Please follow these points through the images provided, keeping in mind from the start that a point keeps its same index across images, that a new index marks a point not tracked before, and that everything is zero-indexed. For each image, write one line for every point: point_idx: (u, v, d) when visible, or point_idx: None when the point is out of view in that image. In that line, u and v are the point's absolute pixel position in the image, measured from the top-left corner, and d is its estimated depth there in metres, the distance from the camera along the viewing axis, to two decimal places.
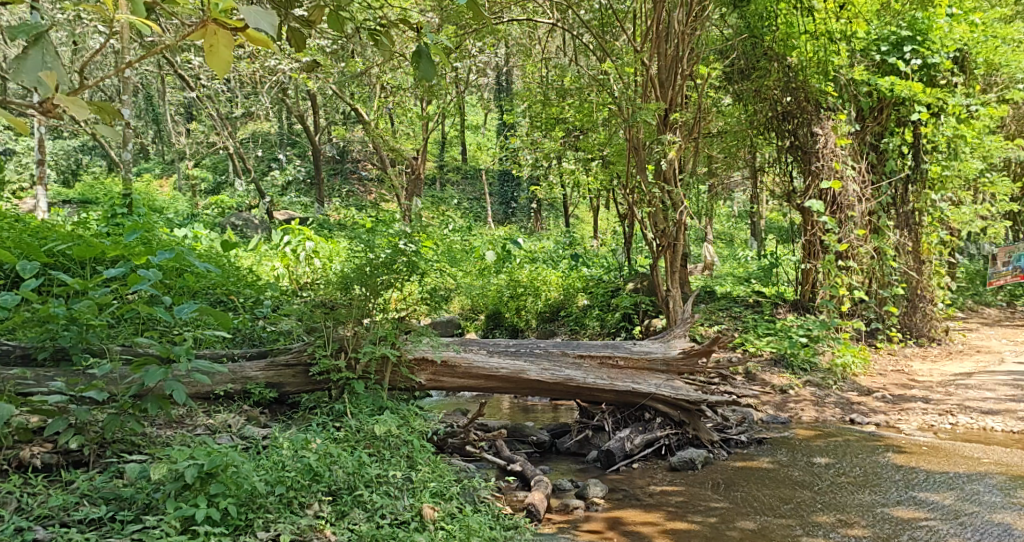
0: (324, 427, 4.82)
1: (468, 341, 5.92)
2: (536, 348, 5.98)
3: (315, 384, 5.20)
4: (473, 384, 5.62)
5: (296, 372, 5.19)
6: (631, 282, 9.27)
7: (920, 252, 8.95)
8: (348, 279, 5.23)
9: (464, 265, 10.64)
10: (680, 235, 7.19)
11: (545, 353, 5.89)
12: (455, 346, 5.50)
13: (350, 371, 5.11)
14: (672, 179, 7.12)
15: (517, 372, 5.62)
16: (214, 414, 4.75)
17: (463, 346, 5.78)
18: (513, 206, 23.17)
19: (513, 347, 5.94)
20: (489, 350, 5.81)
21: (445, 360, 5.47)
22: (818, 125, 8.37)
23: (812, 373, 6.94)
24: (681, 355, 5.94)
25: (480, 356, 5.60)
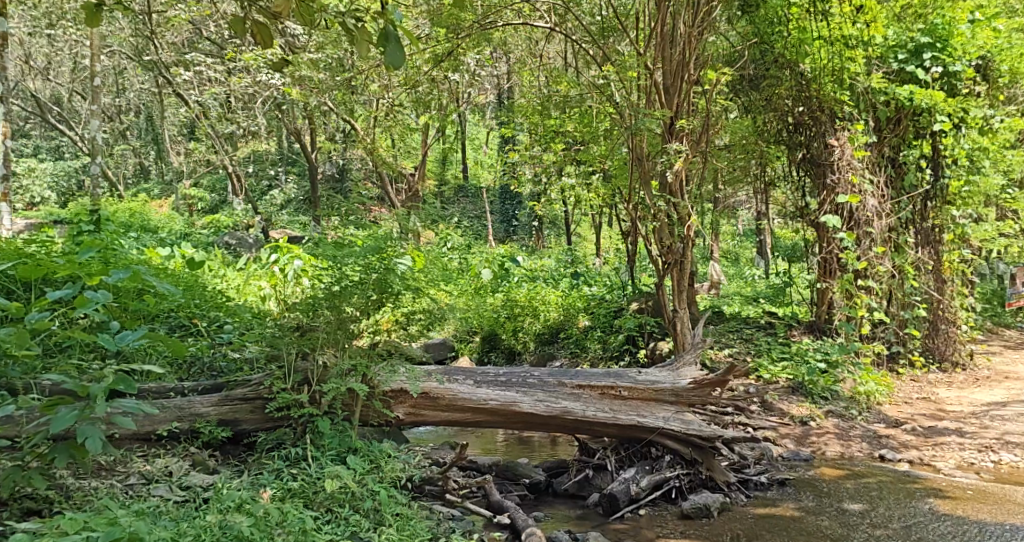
0: (276, 476, 4.41)
1: (455, 371, 5.50)
2: (529, 377, 5.55)
3: (272, 422, 4.84)
4: (460, 418, 5.20)
5: (253, 407, 4.83)
6: (635, 302, 8.77)
7: (943, 271, 8.47)
8: (316, 302, 4.88)
9: (460, 285, 10.18)
10: (687, 251, 6.69)
11: (540, 383, 5.45)
12: (438, 377, 5.10)
13: (314, 407, 4.73)
14: (678, 191, 6.59)
15: (507, 404, 5.20)
16: (154, 459, 4.45)
17: (449, 377, 5.36)
18: (515, 224, 22.72)
19: (502, 377, 5.52)
20: (478, 381, 5.38)
21: (426, 392, 5.07)
22: (833, 135, 7.96)
23: (834, 403, 6.44)
24: (692, 385, 5.48)
25: (465, 388, 5.19)
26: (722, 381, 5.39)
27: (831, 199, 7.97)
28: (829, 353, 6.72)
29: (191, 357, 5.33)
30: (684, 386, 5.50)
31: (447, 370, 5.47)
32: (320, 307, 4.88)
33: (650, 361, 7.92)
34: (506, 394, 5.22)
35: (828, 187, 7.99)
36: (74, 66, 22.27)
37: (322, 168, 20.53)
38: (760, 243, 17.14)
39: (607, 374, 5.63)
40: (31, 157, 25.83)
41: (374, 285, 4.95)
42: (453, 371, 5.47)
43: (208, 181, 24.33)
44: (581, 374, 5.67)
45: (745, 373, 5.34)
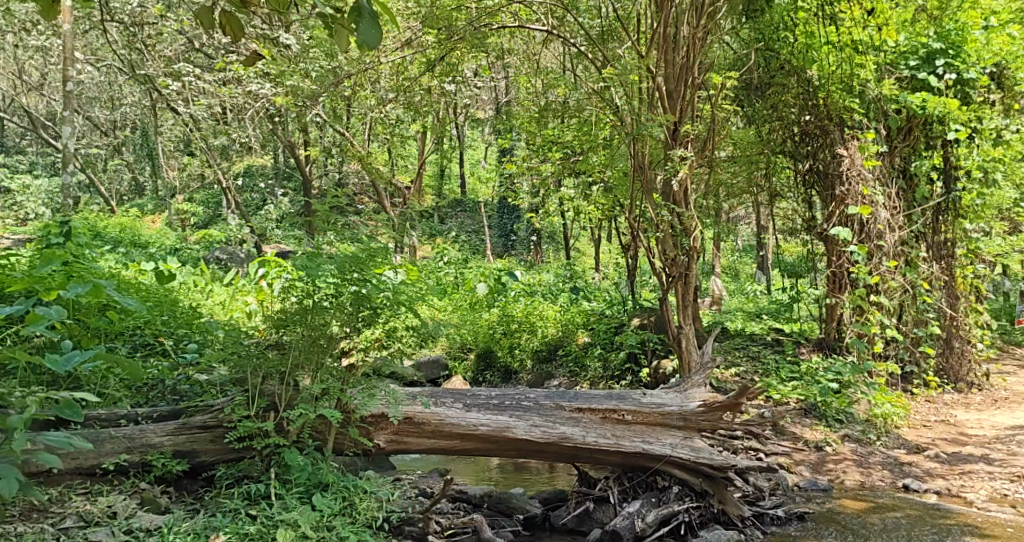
0: (237, 518, 4.30)
1: (442, 392, 5.29)
2: (524, 400, 5.34)
3: (231, 452, 4.75)
4: (448, 445, 5.01)
5: (212, 436, 4.73)
6: (637, 318, 8.42)
7: (957, 287, 8.13)
8: (288, 318, 4.84)
9: (454, 301, 9.83)
10: (693, 263, 6.29)
11: (535, 406, 5.24)
12: (423, 402, 4.92)
13: (282, 437, 4.65)
14: (683, 200, 6.26)
15: (500, 429, 4.98)
16: (95, 498, 4.30)
17: (433, 400, 5.16)
18: (513, 239, 22.33)
19: (493, 398, 5.31)
20: (468, 404, 5.18)
21: (409, 417, 4.92)
22: (842, 145, 7.54)
23: (850, 427, 6.10)
24: (701, 409, 5.23)
25: (453, 413, 4.99)
26: (735, 404, 5.14)
27: (842, 210, 7.56)
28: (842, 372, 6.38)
29: (152, 380, 5.30)
30: (694, 410, 5.25)
31: (432, 391, 5.28)
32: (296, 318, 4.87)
33: (653, 380, 7.57)
34: (499, 418, 5.02)
35: (836, 199, 7.62)
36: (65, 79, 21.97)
37: (317, 181, 20.21)
38: (761, 257, 16.75)
39: (608, 396, 5.41)
40: (22, 172, 25.48)
41: (350, 296, 4.89)
42: (438, 393, 5.28)
43: (201, 195, 23.95)
44: (579, 394, 5.47)
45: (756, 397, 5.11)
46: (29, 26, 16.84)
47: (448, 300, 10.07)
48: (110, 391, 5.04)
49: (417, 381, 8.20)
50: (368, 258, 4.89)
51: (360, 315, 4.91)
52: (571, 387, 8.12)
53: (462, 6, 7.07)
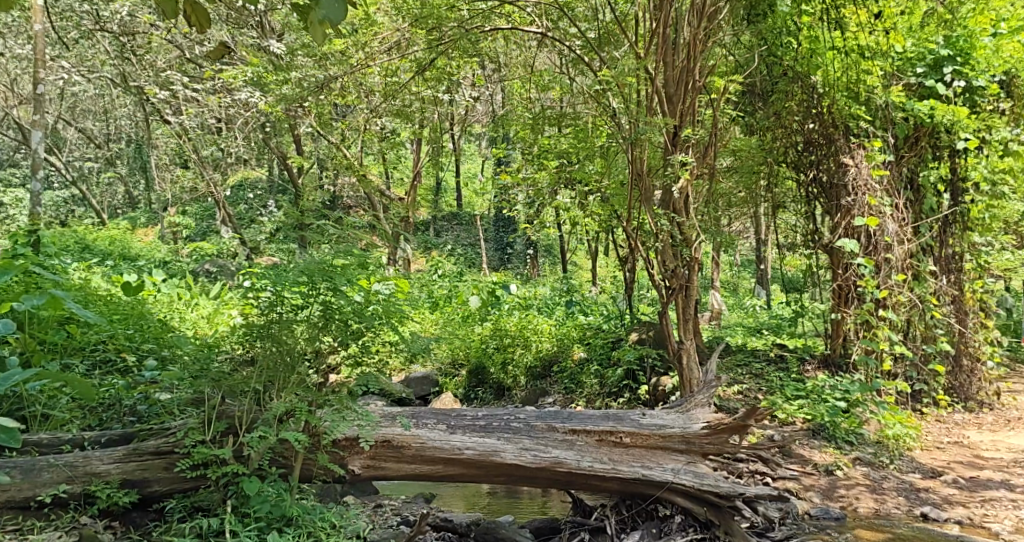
0: None
1: (425, 413, 5.17)
2: (512, 421, 5.18)
3: (179, 482, 4.62)
4: (429, 469, 4.87)
5: (162, 465, 4.62)
6: (635, 332, 8.14)
7: (967, 302, 7.84)
8: (252, 334, 4.80)
9: (445, 315, 9.55)
10: (693, 274, 5.98)
11: (525, 427, 5.10)
12: (402, 423, 4.83)
13: (242, 466, 4.49)
14: (684, 209, 5.96)
15: (486, 454, 4.84)
16: (27, 536, 4.22)
17: (414, 421, 5.04)
18: (509, 252, 21.99)
19: (478, 419, 5.17)
20: (453, 427, 5.03)
21: (384, 441, 4.79)
22: (848, 154, 7.23)
23: (861, 449, 5.81)
24: (706, 430, 5.05)
25: (435, 435, 4.86)
26: (742, 427, 4.95)
27: (848, 221, 7.23)
28: (848, 390, 6.11)
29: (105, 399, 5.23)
30: (697, 433, 5.06)
31: (413, 412, 5.17)
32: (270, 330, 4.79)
33: (651, 398, 7.28)
34: (487, 442, 4.89)
35: (841, 209, 7.31)
36: (55, 91, 21.72)
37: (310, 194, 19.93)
38: (761, 271, 16.41)
39: (604, 415, 5.26)
40: (14, 186, 25.18)
41: (330, 308, 4.84)
42: (419, 413, 5.17)
43: (195, 208, 23.66)
44: (573, 413, 5.31)
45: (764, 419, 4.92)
46: (18, 36, 16.56)
47: (441, 314, 9.79)
48: (58, 413, 4.94)
49: (406, 398, 7.91)
50: (343, 270, 4.84)
51: (342, 327, 4.85)
52: (567, 405, 7.82)
53: (454, 6, 6.75)
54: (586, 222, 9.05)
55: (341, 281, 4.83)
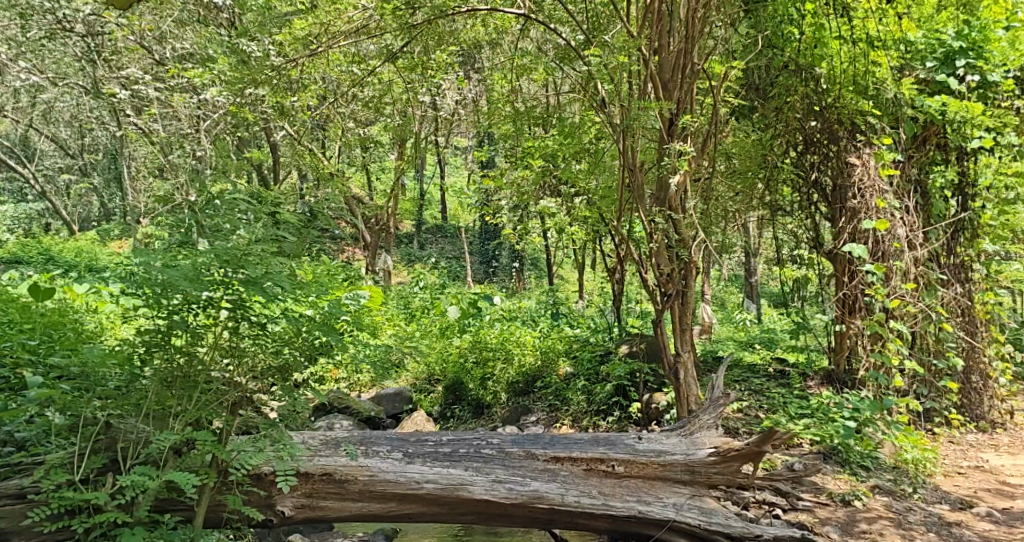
0: None
1: (383, 438, 5.13)
2: (484, 447, 5.11)
3: (43, 533, 4.42)
4: (381, 507, 4.78)
5: (21, 513, 4.43)
6: (626, 344, 7.57)
7: (977, 315, 7.22)
8: (150, 342, 4.76)
9: (422, 328, 8.92)
10: (690, 279, 5.40)
11: (499, 453, 5.06)
12: (348, 453, 4.77)
13: (123, 513, 4.20)
14: (681, 206, 5.34)
15: (451, 488, 4.77)
16: None
17: (365, 448, 4.96)
18: (495, 264, 21.26)
19: (441, 444, 5.09)
20: (416, 455, 4.96)
21: (325, 472, 4.72)
22: (854, 153, 6.57)
23: (879, 476, 5.31)
24: (716, 457, 4.96)
25: (386, 468, 4.78)
26: (758, 453, 4.85)
27: (852, 224, 6.59)
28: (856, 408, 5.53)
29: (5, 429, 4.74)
30: (709, 459, 4.97)
31: (375, 435, 5.14)
32: (191, 346, 4.84)
33: (644, 416, 6.72)
34: (458, 473, 4.83)
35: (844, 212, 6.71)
36: (22, 95, 20.83)
37: None
38: (753, 284, 15.85)
39: (589, 439, 5.20)
40: None
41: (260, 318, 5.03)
42: (375, 434, 5.16)
43: None
44: (559, 437, 5.25)
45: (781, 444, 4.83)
46: None
47: (417, 326, 9.15)
48: None
49: (375, 417, 7.31)
50: (246, 269, 4.81)
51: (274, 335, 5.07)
52: (552, 424, 7.21)
53: None
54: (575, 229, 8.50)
55: (242, 284, 4.82)
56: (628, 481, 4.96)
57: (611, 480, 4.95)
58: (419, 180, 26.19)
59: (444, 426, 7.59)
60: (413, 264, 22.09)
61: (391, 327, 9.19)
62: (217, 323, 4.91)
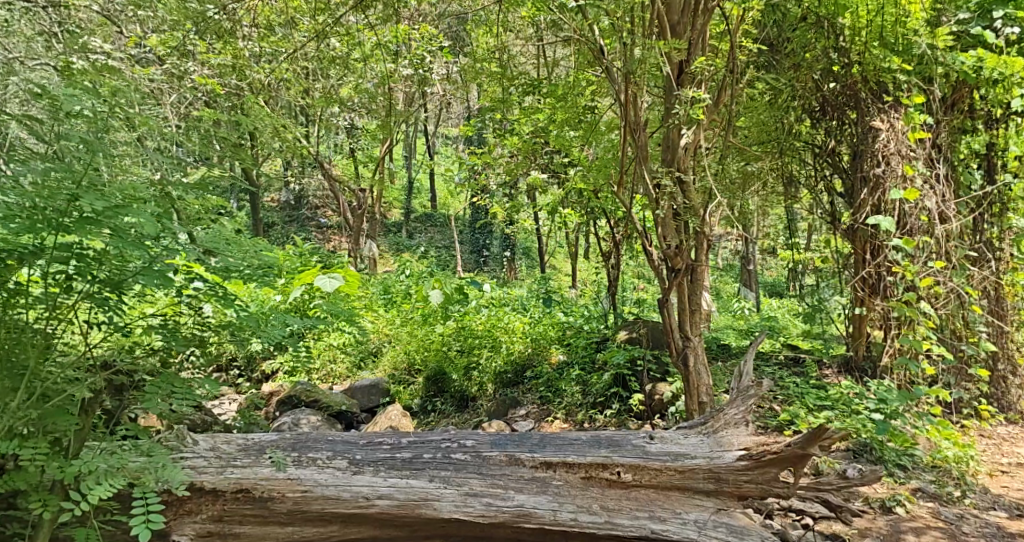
0: None
1: (337, 440, 4.58)
2: (455, 451, 4.52)
3: None
4: (317, 530, 4.32)
5: None
6: (624, 331, 6.94)
7: (1009, 296, 6.54)
8: None
9: (402, 315, 8.23)
10: (701, 254, 4.73)
11: (476, 459, 4.47)
12: (275, 464, 4.32)
13: None
14: (688, 165, 4.69)
15: (412, 505, 4.28)
16: None
17: (299, 456, 4.44)
18: (485, 253, 20.45)
19: (397, 449, 4.52)
20: (376, 464, 4.43)
21: (237, 490, 4.24)
22: (878, 116, 5.89)
23: (921, 477, 4.78)
24: (746, 464, 4.32)
25: (327, 482, 4.29)
26: (803, 457, 4.15)
27: (876, 196, 5.88)
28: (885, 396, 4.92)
29: None
30: (740, 465, 4.34)
31: (330, 437, 4.62)
32: (22, 305, 4.39)
33: (646, 409, 6.06)
34: (422, 488, 4.32)
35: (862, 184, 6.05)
36: None
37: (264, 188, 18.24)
38: (751, 271, 15.20)
39: (588, 437, 4.61)
40: None
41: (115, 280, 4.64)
42: (329, 435, 4.63)
43: None
44: (553, 435, 4.65)
45: (827, 448, 4.14)
46: None
47: (397, 312, 8.46)
48: None
49: (347, 412, 6.66)
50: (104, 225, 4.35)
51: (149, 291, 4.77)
52: (543, 418, 6.52)
53: None
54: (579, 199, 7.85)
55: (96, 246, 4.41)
56: (638, 492, 4.36)
57: (618, 491, 4.35)
58: (405, 166, 25.33)
59: (424, 420, 6.86)
60: (400, 253, 21.26)
61: (369, 313, 8.50)
62: (61, 286, 4.47)
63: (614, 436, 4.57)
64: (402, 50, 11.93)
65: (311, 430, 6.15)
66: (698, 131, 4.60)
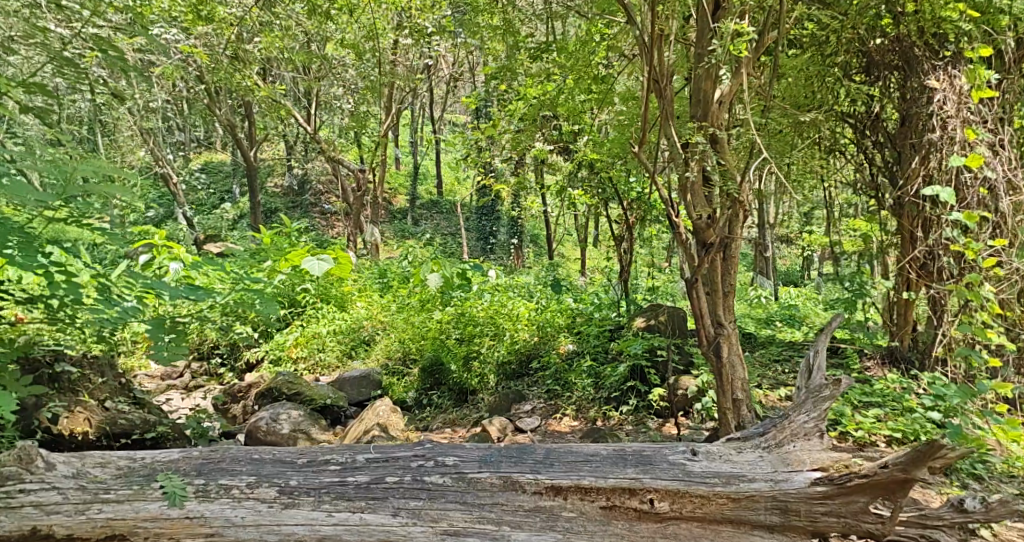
0: None
1: (269, 461, 3.95)
2: (428, 472, 3.89)
3: None
4: None
5: None
6: (640, 318, 6.28)
7: None
8: None
9: (399, 300, 7.61)
10: (736, 228, 4.03)
11: (458, 482, 3.85)
12: (169, 500, 3.68)
13: None
14: (719, 119, 4.01)
15: None
16: None
17: (207, 483, 3.80)
18: (492, 241, 19.61)
19: (346, 471, 3.89)
20: (322, 492, 3.80)
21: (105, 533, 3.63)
22: (933, 76, 5.16)
23: (1004, 487, 4.18)
24: (824, 490, 3.73)
25: (248, 522, 3.67)
26: (905, 482, 3.59)
27: (928, 167, 5.26)
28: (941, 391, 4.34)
29: None
30: (818, 491, 3.73)
31: (261, 456, 3.97)
32: None
33: (668, 407, 5.40)
34: (381, 522, 3.72)
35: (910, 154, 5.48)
36: None
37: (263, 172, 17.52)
38: (768, 257, 14.54)
39: (608, 455, 3.98)
40: None
41: None
42: (267, 451, 4.01)
43: None
44: (561, 449, 4.01)
45: (935, 473, 3.57)
46: None
47: (394, 296, 7.83)
48: None
49: (337, 407, 6.07)
50: None
51: None
52: (551, 414, 5.86)
53: None
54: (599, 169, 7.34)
55: None
56: (677, 527, 3.76)
57: (650, 526, 3.76)
58: (410, 150, 24.63)
59: (418, 416, 6.20)
60: (404, 239, 20.54)
61: (362, 299, 7.89)
62: None
63: (636, 455, 3.95)
64: (401, 19, 11.23)
65: (291, 427, 5.50)
66: (738, 74, 3.91)
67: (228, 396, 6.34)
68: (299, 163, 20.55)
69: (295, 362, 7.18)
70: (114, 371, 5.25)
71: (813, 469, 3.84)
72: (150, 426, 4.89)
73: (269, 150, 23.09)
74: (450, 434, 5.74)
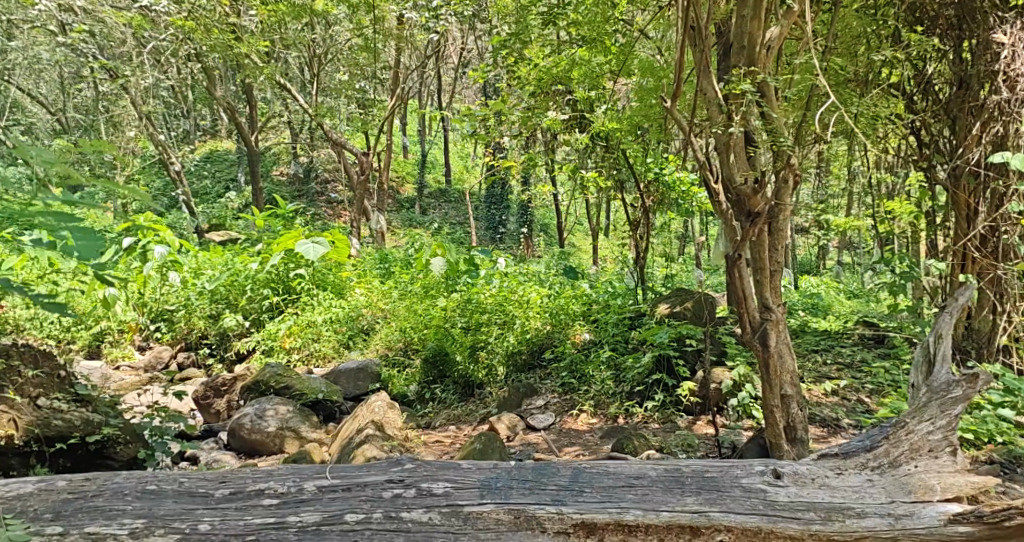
0: None
1: (169, 494, 3.08)
2: (413, 505, 3.05)
3: None
4: None
5: None
6: (664, 304, 5.75)
7: None
8: None
9: (400, 286, 7.07)
10: (784, 196, 3.49)
11: (451, 520, 3.02)
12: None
13: None
14: (766, 66, 3.44)
15: None
16: None
17: (66, 531, 2.93)
18: (502, 230, 18.90)
19: (286, 508, 3.04)
20: (248, 540, 2.94)
21: None
22: (999, 30, 4.69)
23: None
24: (968, 531, 2.90)
25: None
26: None
27: (991, 133, 4.80)
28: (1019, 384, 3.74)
29: None
30: (958, 531, 2.91)
31: (155, 487, 3.10)
32: None
33: (699, 402, 4.87)
34: None
35: (961, 122, 4.99)
36: None
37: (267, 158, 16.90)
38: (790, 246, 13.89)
39: (658, 478, 3.14)
40: None
41: None
42: (167, 481, 3.14)
43: None
44: (594, 469, 3.18)
45: None
46: None
47: (396, 280, 7.31)
48: None
49: (332, 404, 5.54)
50: None
51: None
52: (566, 410, 5.31)
53: None
54: (619, 140, 6.78)
55: None
56: None
57: None
58: (418, 138, 24.06)
59: (419, 412, 5.66)
60: (412, 228, 19.96)
61: (362, 284, 7.36)
62: None
63: (696, 479, 3.11)
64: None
65: (278, 424, 4.98)
66: (791, 14, 3.33)
67: (209, 389, 5.71)
68: (306, 150, 20.02)
69: (288, 352, 6.64)
70: (51, 358, 4.15)
71: (945, 500, 2.98)
72: (94, 428, 4.01)
73: (275, 136, 22.57)
74: (454, 432, 5.19)
